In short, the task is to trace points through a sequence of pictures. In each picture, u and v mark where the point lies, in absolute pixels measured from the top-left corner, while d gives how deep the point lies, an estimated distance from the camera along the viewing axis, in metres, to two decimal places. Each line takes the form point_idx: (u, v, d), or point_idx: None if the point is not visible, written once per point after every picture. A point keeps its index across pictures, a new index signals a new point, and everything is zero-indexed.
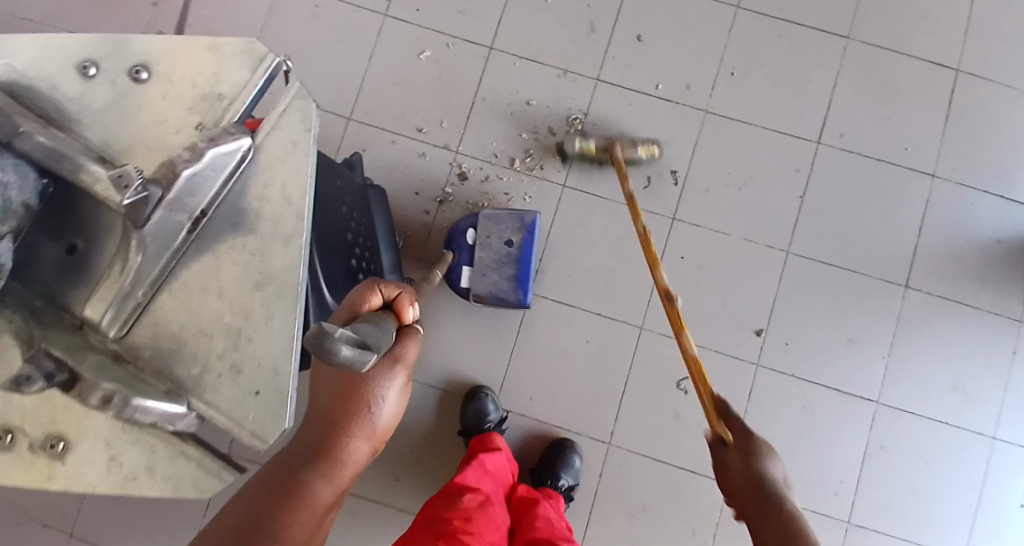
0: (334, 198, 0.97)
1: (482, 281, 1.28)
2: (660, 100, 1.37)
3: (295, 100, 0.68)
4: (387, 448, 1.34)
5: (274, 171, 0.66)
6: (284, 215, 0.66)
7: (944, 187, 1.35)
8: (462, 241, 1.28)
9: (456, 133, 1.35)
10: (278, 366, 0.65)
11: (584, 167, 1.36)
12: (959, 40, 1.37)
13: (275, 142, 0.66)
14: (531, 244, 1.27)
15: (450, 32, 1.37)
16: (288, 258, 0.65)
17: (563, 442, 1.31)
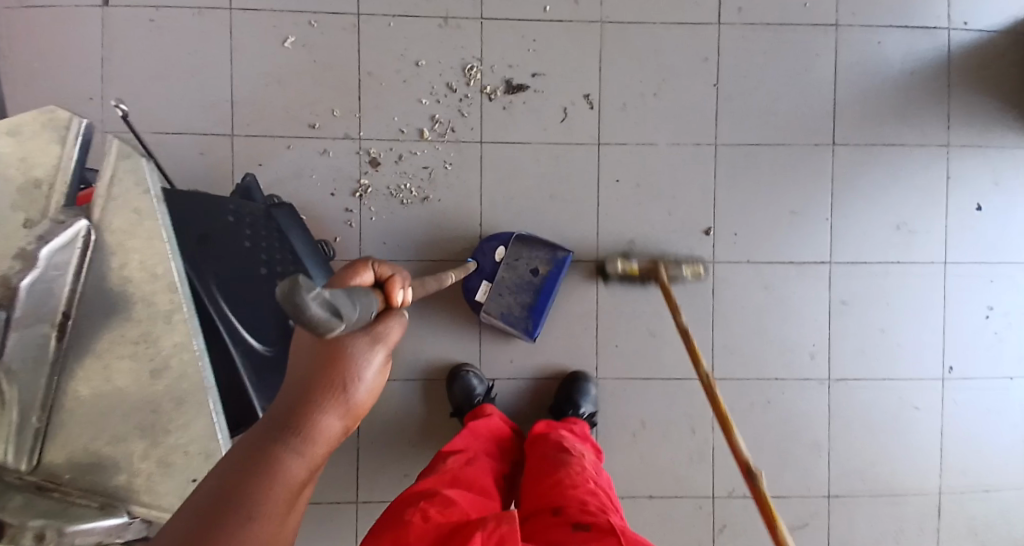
0: (232, 236, 0.93)
1: (501, 302, 1.24)
2: (552, 24, 1.28)
3: (120, 161, 0.68)
4: (386, 453, 1.30)
5: (129, 244, 0.67)
6: (157, 291, 0.68)
7: (852, 33, 1.30)
8: (489, 256, 1.25)
9: (354, 118, 1.25)
10: (208, 449, 0.67)
11: (497, 116, 1.28)
12: None
13: (117, 217, 0.67)
14: (557, 279, 1.24)
15: (309, 9, 1.23)
16: (177, 335, 0.68)
17: (575, 375, 1.30)
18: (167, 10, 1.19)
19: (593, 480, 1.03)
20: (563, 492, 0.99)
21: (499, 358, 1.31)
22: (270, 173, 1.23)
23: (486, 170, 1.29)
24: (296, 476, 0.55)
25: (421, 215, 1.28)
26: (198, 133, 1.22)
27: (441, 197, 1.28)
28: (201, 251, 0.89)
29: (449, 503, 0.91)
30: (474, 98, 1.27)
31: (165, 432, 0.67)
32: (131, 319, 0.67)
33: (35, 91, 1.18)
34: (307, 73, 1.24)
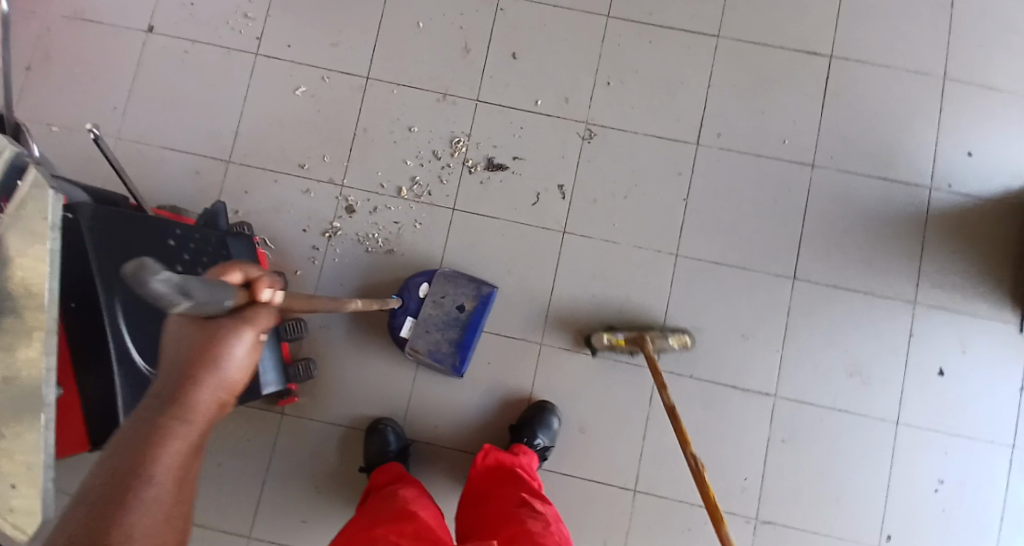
0: (166, 260, 0.96)
1: (425, 337, 1.28)
2: (540, 116, 1.36)
3: (34, 190, 0.84)
4: (293, 491, 1.30)
5: (21, 265, 0.82)
6: (29, 308, 0.81)
7: (825, 175, 1.34)
8: (414, 293, 1.29)
9: (341, 166, 1.35)
10: (31, 460, 0.81)
11: (472, 189, 1.35)
12: (828, 29, 1.38)
13: (15, 239, 0.82)
14: (481, 315, 1.28)
15: (324, 66, 1.37)
16: (31, 352, 0.81)
17: (534, 406, 1.28)
18: (201, 46, 1.36)
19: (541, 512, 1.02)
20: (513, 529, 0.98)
21: (423, 420, 1.31)
22: (251, 200, 1.33)
23: (451, 235, 1.34)
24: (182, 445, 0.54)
25: (381, 266, 1.33)
26: (197, 153, 1.34)
27: (404, 253, 1.34)
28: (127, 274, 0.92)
29: (423, 532, 0.97)
30: (454, 167, 1.35)
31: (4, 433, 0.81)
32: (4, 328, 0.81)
33: (72, 91, 1.34)
34: (309, 120, 1.36)
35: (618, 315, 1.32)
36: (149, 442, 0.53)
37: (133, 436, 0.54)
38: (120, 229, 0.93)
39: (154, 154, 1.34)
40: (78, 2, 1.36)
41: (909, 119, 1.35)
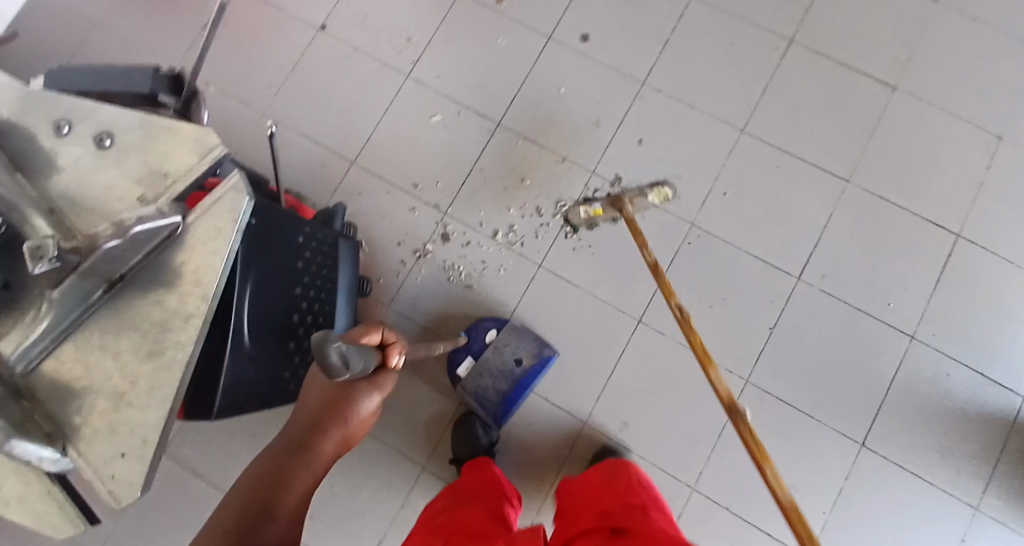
0: (292, 255, 0.99)
1: (478, 381, 1.29)
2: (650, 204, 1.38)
3: (229, 191, 0.67)
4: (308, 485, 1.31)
5: (189, 257, 0.66)
6: (191, 293, 0.65)
7: (920, 349, 1.30)
8: (480, 336, 1.31)
9: (450, 196, 1.40)
10: (149, 435, 0.62)
11: (564, 253, 1.37)
12: (959, 206, 1.35)
13: (201, 226, 0.66)
14: (536, 376, 1.29)
15: (464, 101, 1.44)
16: (185, 335, 0.65)
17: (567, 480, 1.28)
18: (361, 54, 1.45)
19: (624, 521, 0.93)
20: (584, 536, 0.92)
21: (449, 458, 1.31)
22: (360, 202, 1.40)
23: (530, 291, 1.36)
24: (304, 484, 0.60)
25: (457, 300, 1.36)
26: (327, 145, 1.42)
27: (482, 294, 1.36)
28: (266, 263, 0.94)
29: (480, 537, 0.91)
30: (553, 228, 1.38)
31: (127, 403, 0.63)
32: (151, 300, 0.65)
33: (238, 59, 1.45)
34: (435, 146, 1.42)
35: (668, 420, 1.30)
36: (282, 482, 0.59)
37: (266, 475, 0.59)
38: (275, 213, 0.97)
39: (289, 136, 1.42)
40: None
41: (1021, 320, 1.30)
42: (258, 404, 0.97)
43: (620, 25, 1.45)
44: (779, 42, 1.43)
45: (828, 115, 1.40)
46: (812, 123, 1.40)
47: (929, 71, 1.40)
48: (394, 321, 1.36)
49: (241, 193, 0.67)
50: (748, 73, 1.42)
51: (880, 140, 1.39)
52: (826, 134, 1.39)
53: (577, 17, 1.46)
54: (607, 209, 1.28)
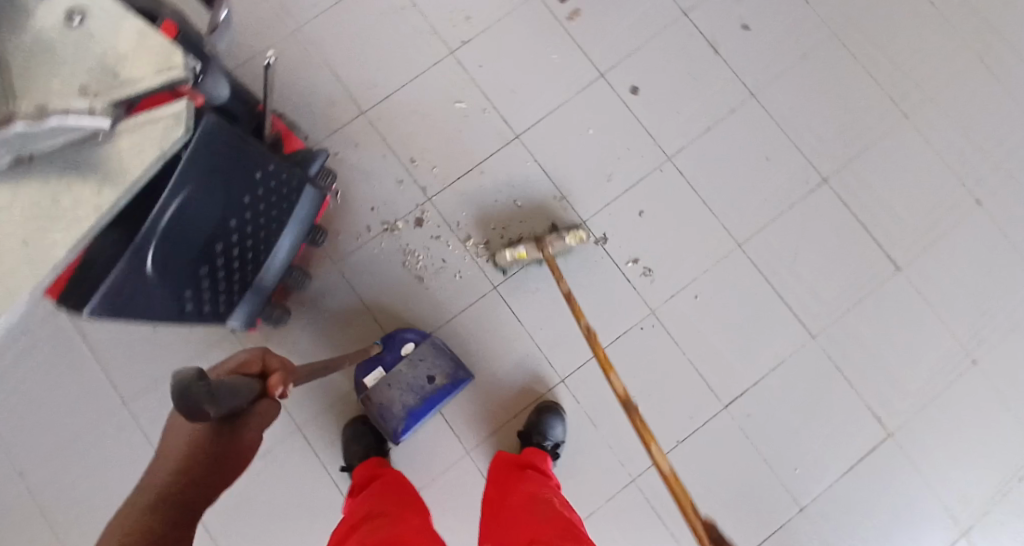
0: (242, 188, 0.99)
1: (384, 393, 1.25)
2: (622, 276, 1.37)
3: (169, 120, 0.67)
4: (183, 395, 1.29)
5: (101, 168, 0.64)
6: (87, 201, 0.63)
7: (803, 524, 1.31)
8: (395, 347, 1.26)
9: (440, 184, 1.37)
10: None
11: (522, 284, 1.33)
12: (903, 406, 1.35)
13: (128, 142, 0.65)
14: (446, 396, 1.24)
15: (493, 101, 1.41)
16: (59, 239, 0.61)
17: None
18: (417, 13, 1.42)
19: (545, 532, 0.92)
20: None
21: (329, 429, 1.31)
22: (353, 153, 1.37)
23: (475, 307, 1.33)
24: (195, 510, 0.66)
25: (402, 286, 1.33)
26: (347, 85, 1.39)
27: (429, 290, 1.33)
28: (206, 184, 0.92)
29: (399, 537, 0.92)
30: None
31: None
32: (47, 191, 0.62)
33: None
34: (447, 130, 1.39)
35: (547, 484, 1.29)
36: (174, 508, 0.65)
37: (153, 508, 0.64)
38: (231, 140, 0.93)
39: (315, 61, 1.40)
40: None
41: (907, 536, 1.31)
42: (151, 313, 0.95)
43: (669, 98, 1.43)
44: (808, 179, 1.41)
45: (821, 268, 1.38)
46: (803, 269, 1.38)
47: (937, 269, 1.38)
48: (335, 278, 1.34)
49: (179, 127, 0.67)
50: (766, 196, 1.40)
51: (859, 313, 1.37)
52: (812, 285, 1.38)
53: (633, 71, 1.43)
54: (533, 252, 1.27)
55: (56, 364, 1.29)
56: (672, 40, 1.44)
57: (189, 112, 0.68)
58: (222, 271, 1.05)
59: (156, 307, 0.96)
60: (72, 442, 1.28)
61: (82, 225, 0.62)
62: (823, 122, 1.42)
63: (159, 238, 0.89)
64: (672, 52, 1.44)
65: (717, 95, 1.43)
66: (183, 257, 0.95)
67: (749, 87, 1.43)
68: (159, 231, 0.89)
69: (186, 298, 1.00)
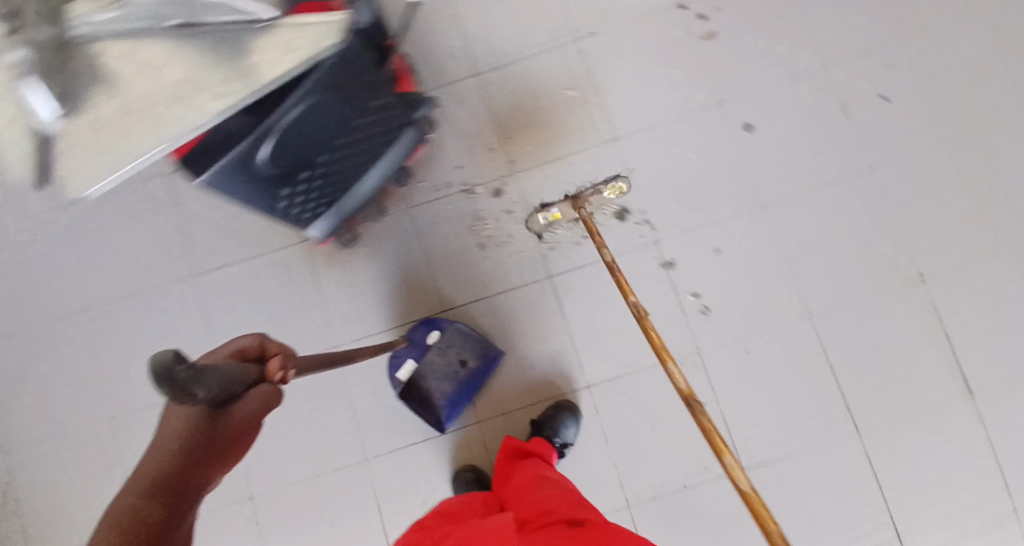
0: (357, 110, 1.03)
1: (419, 386, 1.27)
2: (677, 306, 1.34)
3: (328, 26, 0.71)
4: (228, 282, 1.31)
5: (256, 53, 0.70)
6: (237, 77, 0.70)
7: None
8: (421, 336, 1.28)
9: (528, 162, 1.37)
10: (124, 156, 0.68)
11: (576, 281, 1.32)
12: (930, 529, 1.26)
13: (285, 33, 0.70)
14: (482, 376, 1.29)
15: (604, 99, 1.40)
16: (206, 102, 0.69)
17: (471, 471, 1.24)
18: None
19: (576, 511, 0.91)
20: (539, 529, 0.88)
21: (351, 359, 1.30)
22: (456, 110, 1.39)
23: (527, 289, 1.32)
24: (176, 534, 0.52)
25: (462, 248, 1.34)
26: (469, 43, 1.41)
27: (486, 260, 1.33)
28: (330, 97, 0.95)
29: None
30: (586, 254, 1.32)
31: (131, 119, 0.68)
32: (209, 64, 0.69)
33: None
34: (551, 114, 1.39)
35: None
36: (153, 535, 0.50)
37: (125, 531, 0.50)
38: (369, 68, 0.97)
39: (447, 13, 1.42)
40: None
41: None
42: (239, 200, 0.98)
43: (780, 143, 1.38)
44: (900, 265, 1.33)
45: (886, 360, 1.31)
46: (866, 355, 1.31)
47: (1012, 400, 1.28)
48: (401, 221, 1.34)
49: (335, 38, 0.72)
50: (851, 269, 1.34)
51: (912, 417, 1.29)
52: (870, 374, 1.31)
53: (750, 106, 1.39)
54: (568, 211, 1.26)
55: (124, 220, 1.33)
56: (801, 86, 1.39)
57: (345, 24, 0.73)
58: (317, 180, 1.08)
59: (251, 193, 0.98)
60: (125, 298, 1.32)
61: (228, 99, 0.70)
62: (934, 212, 1.34)
63: (279, 135, 0.91)
64: (798, 97, 1.39)
65: (831, 153, 1.37)
66: (291, 156, 0.98)
67: (867, 155, 1.36)
68: (282, 128, 0.90)
69: (280, 194, 1.03)
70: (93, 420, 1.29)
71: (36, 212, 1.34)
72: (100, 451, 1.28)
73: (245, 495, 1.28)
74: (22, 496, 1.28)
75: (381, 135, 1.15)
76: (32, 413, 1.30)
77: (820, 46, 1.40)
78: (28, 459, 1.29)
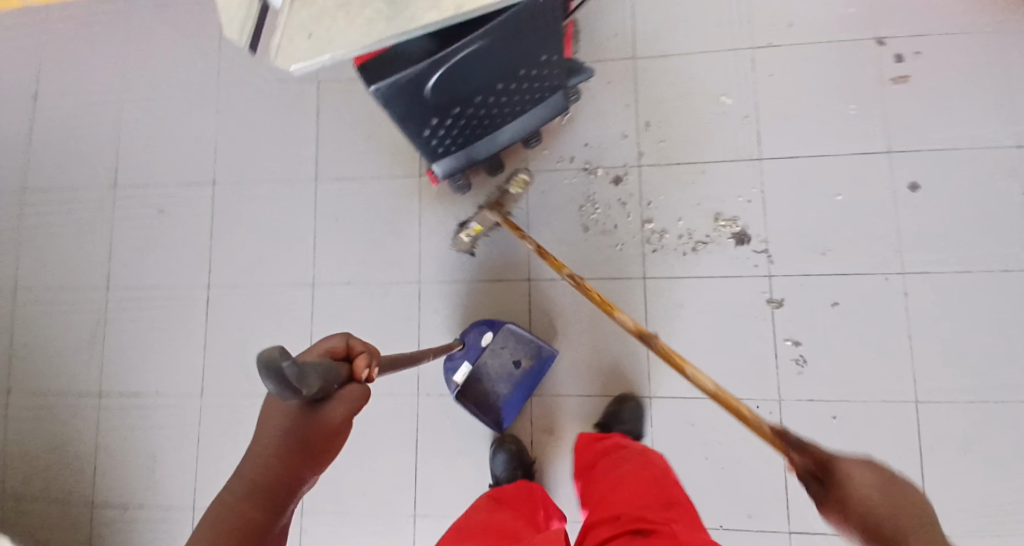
0: (527, 60, 1.03)
1: (475, 387, 1.24)
2: (772, 349, 1.24)
3: None
4: (335, 191, 1.33)
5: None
6: (433, 7, 0.78)
7: None
8: (475, 338, 1.23)
9: (659, 159, 1.31)
10: (320, 47, 0.76)
11: (668, 289, 1.28)
12: None
13: None
14: (535, 377, 1.23)
15: (759, 115, 1.31)
16: (404, 22, 0.78)
17: (516, 442, 1.21)
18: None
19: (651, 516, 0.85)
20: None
21: (426, 297, 1.29)
22: (602, 86, 1.34)
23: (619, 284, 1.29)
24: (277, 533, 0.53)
25: (567, 224, 1.31)
26: (638, 23, 1.35)
27: (586, 243, 1.30)
28: (509, 42, 0.94)
29: None
30: (687, 267, 1.28)
31: (335, 16, 0.77)
32: None
33: None
34: (698, 116, 1.32)
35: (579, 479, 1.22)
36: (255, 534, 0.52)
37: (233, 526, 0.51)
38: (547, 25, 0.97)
39: None
40: None
41: None
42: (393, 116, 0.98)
43: (934, 213, 1.26)
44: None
45: (981, 478, 1.18)
46: (960, 466, 1.19)
47: None
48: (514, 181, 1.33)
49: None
50: (972, 369, 1.21)
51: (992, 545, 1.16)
52: (958, 487, 1.18)
53: (918, 164, 1.28)
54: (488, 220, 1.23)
55: (257, 102, 1.36)
56: (976, 160, 1.26)
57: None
58: (465, 120, 1.09)
59: (404, 117, 0.99)
60: (241, 178, 1.35)
61: (443, 12, 0.78)
62: None
63: (451, 69, 0.91)
64: (970, 170, 1.26)
65: (989, 240, 1.24)
66: (453, 94, 0.98)
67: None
68: (455, 63, 0.90)
69: (428, 125, 1.04)
70: (180, 284, 1.33)
71: (183, 73, 1.38)
72: (177, 314, 1.32)
73: None
74: (99, 335, 1.33)
75: (534, 92, 1.15)
76: (128, 260, 1.35)
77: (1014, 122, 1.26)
78: (113, 302, 1.34)
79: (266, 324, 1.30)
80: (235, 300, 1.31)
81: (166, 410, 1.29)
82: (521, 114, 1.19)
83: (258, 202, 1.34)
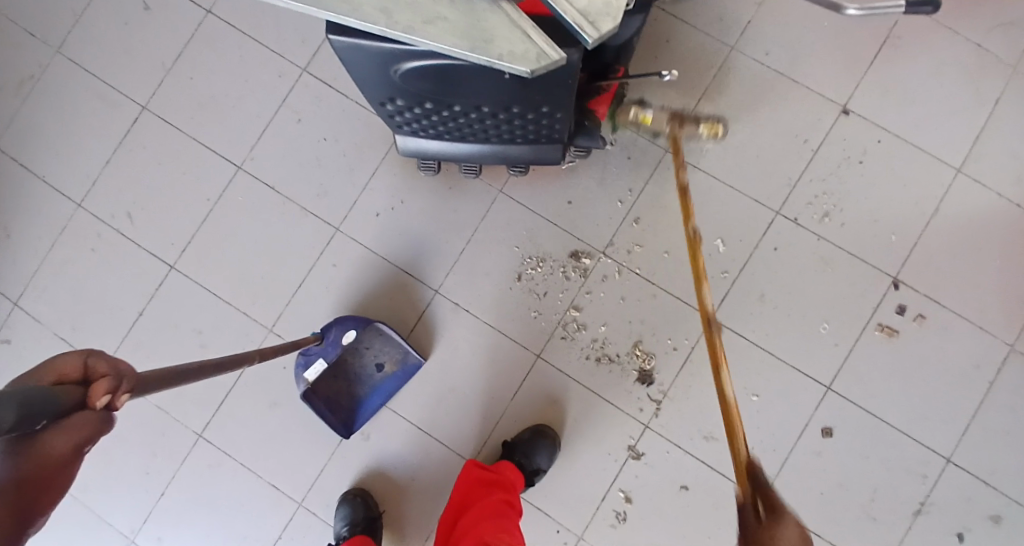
0: (531, 105, 0.87)
1: (327, 385, 1.20)
2: (604, 491, 1.20)
3: (504, 23, 0.63)
4: (313, 96, 1.23)
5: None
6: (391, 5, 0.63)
7: None
8: (335, 335, 1.16)
9: (624, 260, 1.22)
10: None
11: (552, 381, 1.21)
12: None
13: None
14: (396, 384, 1.20)
15: (740, 281, 1.22)
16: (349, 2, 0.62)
17: (359, 495, 1.18)
18: (806, 161, 1.23)
19: None
20: None
21: (334, 246, 1.22)
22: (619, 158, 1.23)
23: (511, 346, 1.22)
24: None
25: (502, 262, 1.22)
26: None
27: (508, 290, 1.22)
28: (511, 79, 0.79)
29: None
30: (582, 372, 1.21)
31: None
32: None
33: (798, 15, 1.24)
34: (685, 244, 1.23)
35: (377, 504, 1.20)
36: None
37: None
38: (566, 86, 0.82)
39: (705, 77, 1.24)
40: (895, 48, 1.23)
41: None
42: (356, 78, 0.83)
43: (823, 465, 1.21)
44: None
45: None
46: None
47: None
48: (482, 192, 1.23)
49: (526, 66, 0.62)
50: None
51: None
52: None
53: (842, 415, 1.22)
54: (661, 122, 1.15)
55: None
56: (890, 444, 1.22)
57: (550, 64, 0.64)
58: (438, 120, 0.93)
59: (367, 82, 0.83)
60: (236, 23, 1.24)
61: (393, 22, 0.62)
62: None
63: (431, 68, 0.77)
64: (878, 449, 1.22)
65: (848, 518, 1.21)
66: (426, 90, 0.83)
67: None
68: (437, 63, 0.75)
69: (391, 103, 0.88)
70: (124, 88, 1.24)
71: None
72: (109, 114, 1.25)
73: (168, 262, 1.23)
74: (27, 86, 1.25)
75: (532, 136, 1.00)
76: (91, 34, 1.25)
77: (944, 435, 1.21)
78: (54, 65, 1.25)
79: (179, 177, 1.24)
80: (166, 137, 1.24)
81: (46, 195, 1.24)
82: (512, 145, 1.04)
83: (237, 59, 1.24)
